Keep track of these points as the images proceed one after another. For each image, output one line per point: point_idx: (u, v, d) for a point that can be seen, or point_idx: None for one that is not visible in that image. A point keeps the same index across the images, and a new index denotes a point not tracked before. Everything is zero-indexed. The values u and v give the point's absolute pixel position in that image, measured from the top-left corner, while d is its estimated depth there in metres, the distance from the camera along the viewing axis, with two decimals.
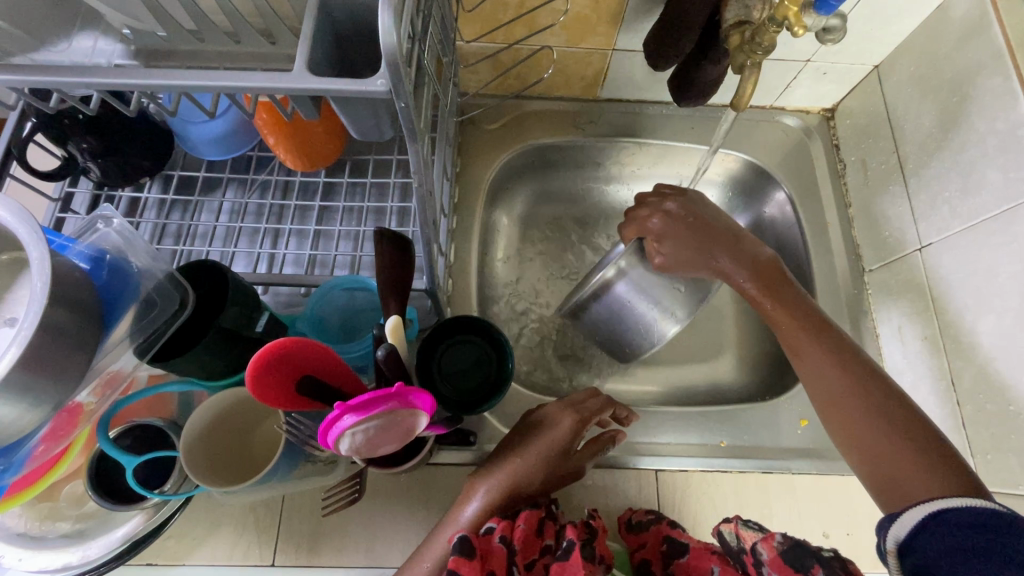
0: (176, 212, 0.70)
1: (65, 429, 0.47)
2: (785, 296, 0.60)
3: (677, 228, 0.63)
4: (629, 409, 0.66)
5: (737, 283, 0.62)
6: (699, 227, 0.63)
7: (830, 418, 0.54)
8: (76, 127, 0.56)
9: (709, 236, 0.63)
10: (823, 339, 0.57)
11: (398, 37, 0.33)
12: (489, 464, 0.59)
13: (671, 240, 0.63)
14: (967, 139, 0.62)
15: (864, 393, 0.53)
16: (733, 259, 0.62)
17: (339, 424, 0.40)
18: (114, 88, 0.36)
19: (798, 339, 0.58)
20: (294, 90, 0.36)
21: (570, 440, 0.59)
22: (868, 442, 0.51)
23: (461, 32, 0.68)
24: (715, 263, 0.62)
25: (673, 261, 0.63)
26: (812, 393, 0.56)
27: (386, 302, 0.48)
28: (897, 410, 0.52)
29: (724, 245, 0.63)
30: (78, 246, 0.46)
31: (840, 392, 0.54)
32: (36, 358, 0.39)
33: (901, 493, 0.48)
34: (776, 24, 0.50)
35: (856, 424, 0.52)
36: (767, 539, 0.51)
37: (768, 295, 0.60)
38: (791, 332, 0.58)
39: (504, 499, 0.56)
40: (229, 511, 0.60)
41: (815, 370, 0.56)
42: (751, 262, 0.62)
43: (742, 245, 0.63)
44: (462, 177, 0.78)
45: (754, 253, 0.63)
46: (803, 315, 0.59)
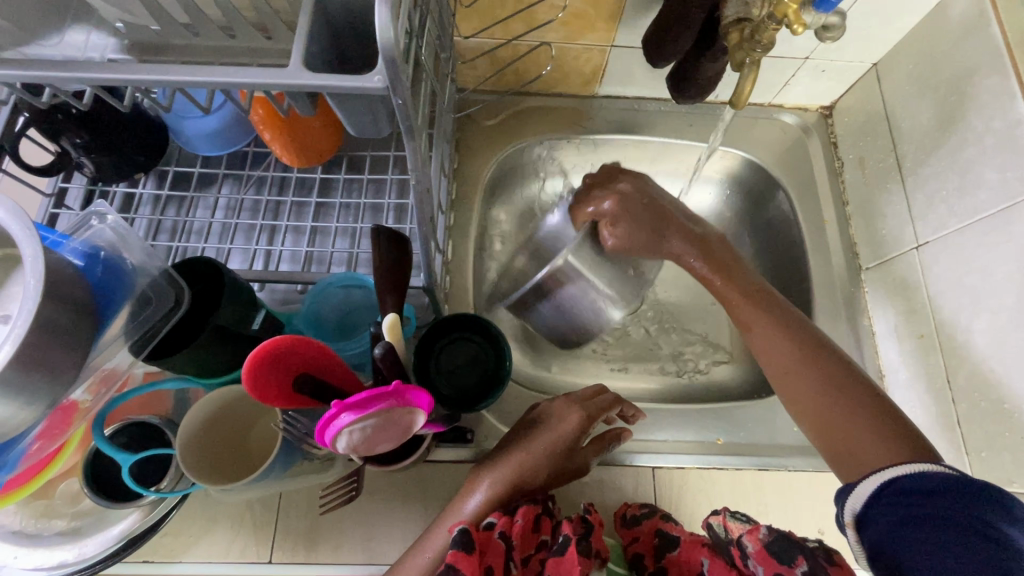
0: (172, 208, 0.69)
1: (59, 428, 0.47)
2: (733, 273, 0.62)
3: (631, 210, 0.62)
4: (637, 409, 0.66)
5: (689, 262, 0.64)
6: (648, 207, 0.63)
7: (782, 390, 0.56)
8: (68, 122, 0.55)
9: (660, 219, 0.63)
10: (772, 314, 0.59)
11: (396, 33, 0.32)
12: (492, 457, 0.59)
13: (622, 221, 0.62)
14: (964, 137, 0.62)
15: (816, 361, 0.54)
16: (681, 237, 0.63)
17: (337, 423, 0.40)
18: (108, 83, 0.36)
19: (752, 317, 0.59)
20: (290, 86, 0.35)
21: (578, 438, 0.59)
22: (822, 412, 0.52)
23: (460, 27, 0.68)
24: (669, 246, 0.64)
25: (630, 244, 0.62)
26: (765, 366, 0.58)
27: (383, 300, 0.48)
28: (846, 378, 0.53)
29: (679, 225, 0.64)
30: (72, 242, 0.46)
31: (791, 362, 0.55)
32: (30, 357, 0.39)
33: (858, 463, 0.49)
34: (775, 21, 0.50)
35: (808, 393, 0.53)
36: (753, 530, 0.49)
37: (717, 273, 0.62)
38: (742, 309, 0.60)
39: (509, 495, 0.56)
40: (226, 509, 0.59)
41: (768, 345, 0.57)
42: (700, 242, 0.64)
43: (693, 225, 0.65)
44: (459, 173, 0.77)
45: (703, 234, 0.64)
46: (753, 294, 0.60)
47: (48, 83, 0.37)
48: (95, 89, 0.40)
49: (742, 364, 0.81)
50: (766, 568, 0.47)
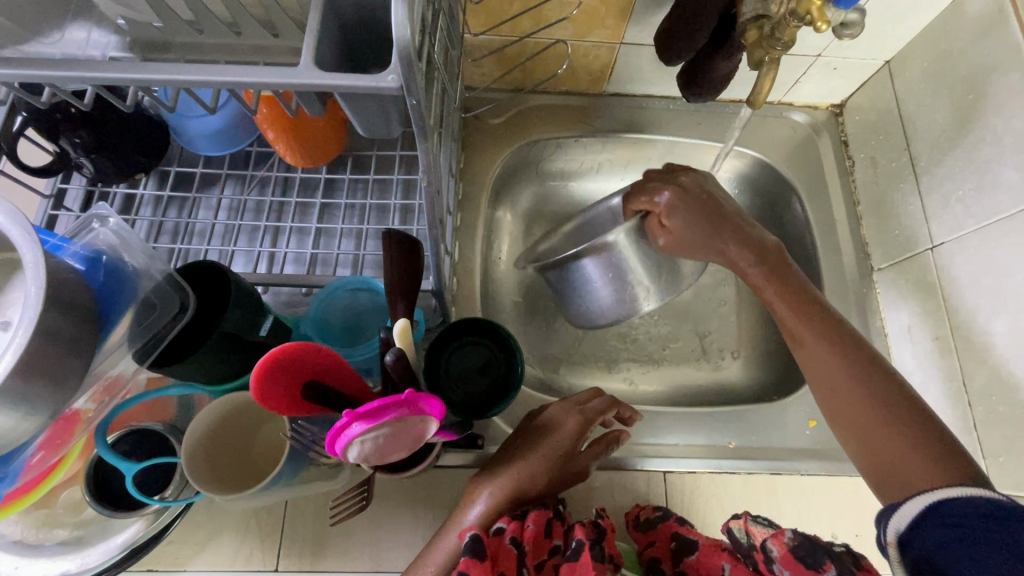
0: (173, 209, 0.68)
1: (61, 437, 0.45)
2: (789, 283, 0.58)
3: (688, 205, 0.62)
4: (634, 410, 0.65)
5: (742, 265, 0.61)
6: (700, 206, 0.62)
7: (829, 404, 0.54)
8: (68, 121, 0.54)
9: (717, 221, 0.62)
10: (822, 325, 0.55)
11: (411, 30, 0.31)
12: (491, 468, 0.58)
13: (677, 220, 0.62)
14: (981, 136, 0.61)
15: (867, 379, 0.52)
16: (734, 238, 0.61)
17: (348, 432, 0.39)
18: (112, 83, 0.35)
19: (803, 328, 0.56)
20: (301, 86, 0.34)
21: (575, 442, 0.58)
22: (868, 427, 0.50)
23: (469, 24, 0.66)
24: (723, 248, 0.62)
25: (683, 241, 0.63)
26: (813, 380, 0.55)
27: (394, 305, 0.47)
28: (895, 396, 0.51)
29: (734, 228, 0.62)
30: (74, 246, 0.45)
31: (841, 378, 0.53)
32: (32, 366, 0.37)
33: (901, 486, 0.47)
34: (797, 18, 0.49)
35: (853, 408, 0.51)
36: (777, 534, 0.48)
37: (770, 282, 0.59)
38: (790, 318, 0.57)
39: (508, 503, 0.55)
40: (231, 516, 0.58)
41: (817, 359, 0.54)
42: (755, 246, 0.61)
43: (749, 229, 0.62)
44: (465, 173, 0.76)
45: (759, 237, 0.61)
46: (805, 302, 0.57)
47: (47, 82, 0.36)
48: (96, 89, 0.39)
49: (751, 366, 0.80)
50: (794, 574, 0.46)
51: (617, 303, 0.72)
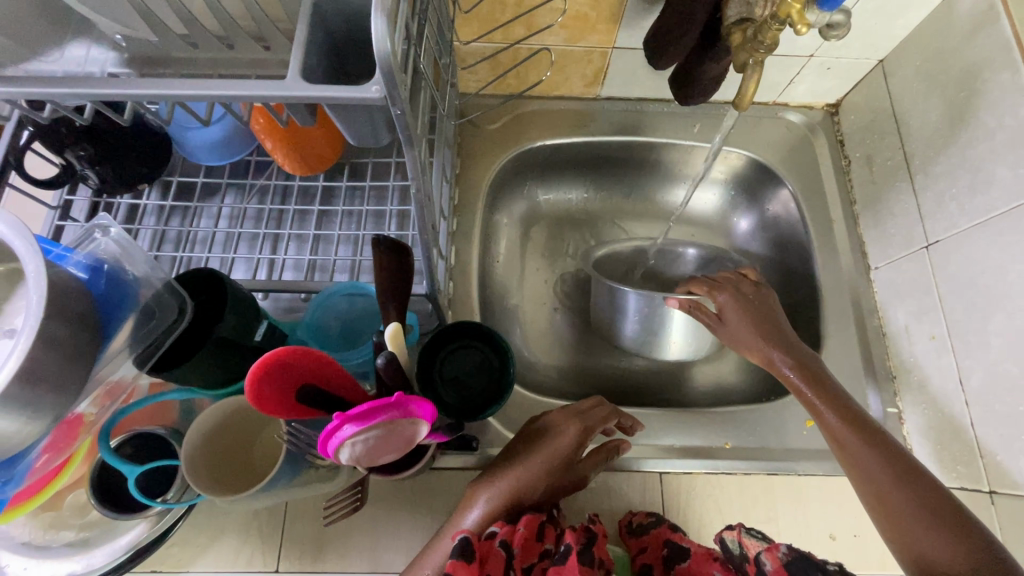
0: (176, 218, 0.70)
1: (65, 441, 0.47)
2: (829, 390, 0.56)
3: (744, 308, 0.63)
4: (633, 418, 0.66)
5: (781, 373, 0.59)
6: (759, 316, 0.62)
7: (884, 525, 0.49)
8: (72, 135, 0.56)
9: (763, 324, 0.62)
10: (870, 438, 0.52)
11: (393, 43, 0.32)
12: (490, 472, 0.58)
13: (728, 321, 0.64)
14: (974, 134, 0.61)
15: (909, 484, 0.48)
16: (783, 349, 0.59)
17: (339, 434, 0.40)
18: (107, 98, 0.36)
19: (850, 437, 0.52)
20: (289, 98, 0.35)
21: (575, 449, 0.58)
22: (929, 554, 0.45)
23: (460, 33, 0.67)
24: (766, 351, 0.60)
25: (728, 339, 0.65)
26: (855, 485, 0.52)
27: (386, 309, 0.48)
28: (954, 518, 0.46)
29: (779, 332, 0.61)
30: (76, 256, 0.45)
31: (882, 485, 0.49)
32: (35, 372, 0.39)
33: None
34: (778, 21, 0.49)
35: (910, 530, 0.47)
36: (772, 548, 0.49)
37: (811, 386, 0.56)
38: (838, 430, 0.53)
39: (505, 508, 0.55)
40: (232, 518, 0.59)
41: (868, 475, 0.50)
42: (796, 351, 0.59)
43: (787, 334, 0.61)
44: (462, 178, 0.77)
45: (802, 351, 0.59)
46: (850, 415, 0.53)
47: (49, 99, 0.37)
48: (95, 104, 0.40)
49: (748, 367, 0.80)
50: None
51: (642, 338, 0.76)
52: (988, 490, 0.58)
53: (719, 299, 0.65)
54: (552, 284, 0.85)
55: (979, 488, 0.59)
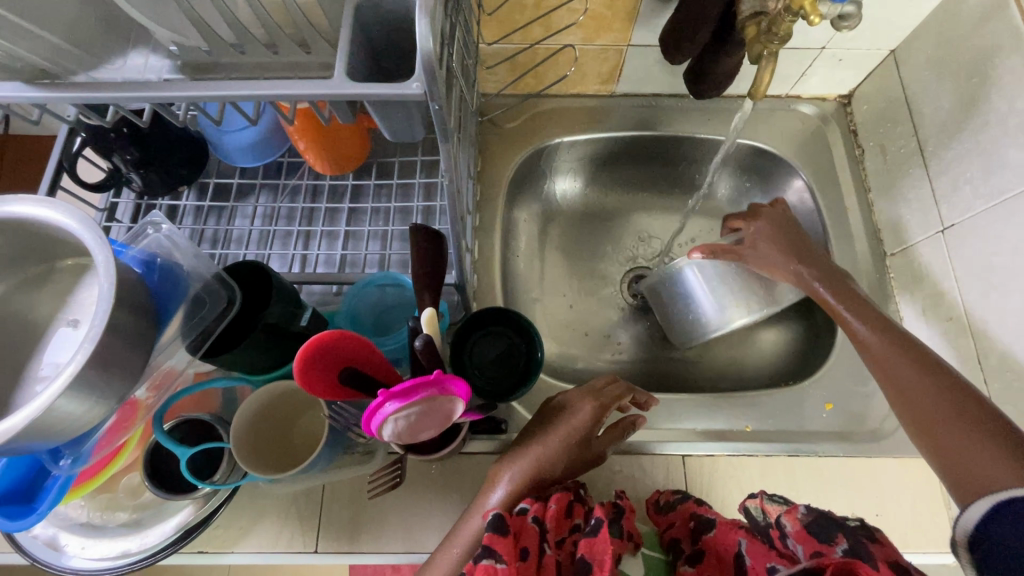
0: (213, 217, 0.73)
1: (126, 423, 0.50)
2: (863, 308, 0.61)
3: (774, 233, 0.69)
4: (648, 395, 0.68)
5: (814, 291, 0.65)
6: (790, 240, 0.68)
7: (905, 416, 0.53)
8: (119, 140, 0.60)
9: (794, 248, 0.68)
10: (900, 347, 0.56)
11: (433, 41, 0.35)
12: (512, 453, 0.60)
13: (761, 241, 0.69)
14: (986, 118, 0.62)
15: (945, 387, 0.52)
16: (814, 269, 0.66)
17: (382, 411, 0.42)
18: (169, 100, 0.39)
19: (875, 342, 0.58)
20: (336, 96, 0.38)
21: (591, 426, 0.60)
22: (937, 426, 0.50)
23: (483, 34, 0.70)
24: (798, 272, 0.66)
25: (756, 263, 0.69)
26: (884, 388, 0.56)
27: (421, 296, 0.50)
28: (964, 397, 0.51)
29: (811, 255, 0.67)
30: (132, 251, 0.50)
31: (912, 384, 0.53)
32: (103, 356, 0.42)
33: (976, 481, 0.45)
34: (791, 14, 0.51)
35: (921, 406, 0.52)
36: (791, 510, 0.51)
37: (845, 304, 0.62)
38: (864, 334, 0.59)
39: (528, 486, 0.57)
40: (274, 501, 0.62)
41: (895, 374, 0.55)
42: (829, 273, 0.65)
43: (820, 258, 0.67)
44: (483, 175, 0.80)
45: (832, 268, 0.66)
46: (886, 328, 0.58)
47: (115, 103, 0.40)
48: (153, 106, 0.44)
49: (767, 355, 0.82)
50: (807, 547, 0.48)
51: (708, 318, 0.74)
52: None
53: (755, 224, 0.70)
54: (570, 276, 0.87)
55: None
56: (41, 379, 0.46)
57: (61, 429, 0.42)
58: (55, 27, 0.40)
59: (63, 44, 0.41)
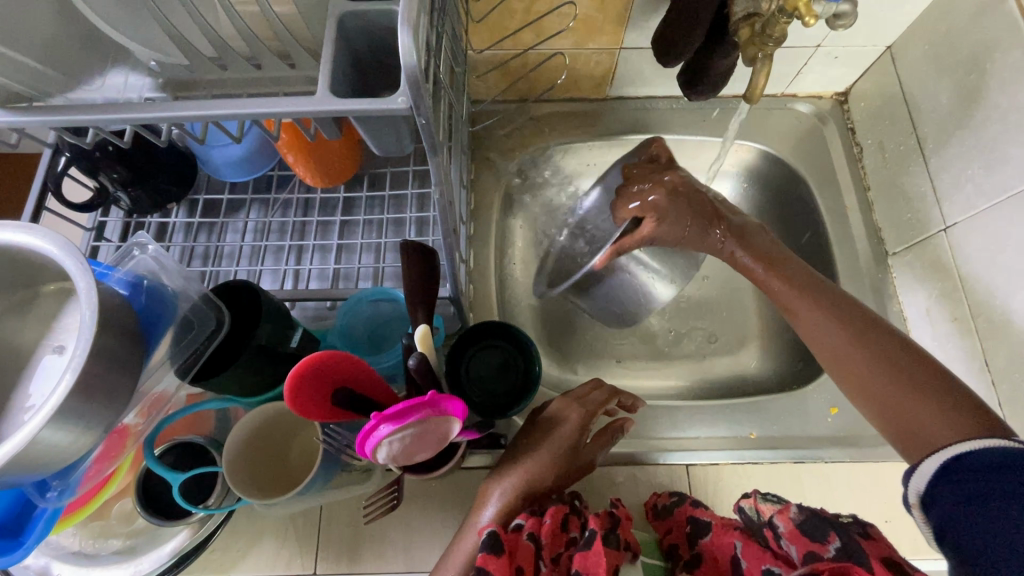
0: (203, 234, 0.72)
1: (115, 450, 0.49)
2: (778, 262, 0.62)
3: (675, 202, 0.64)
4: (634, 396, 0.66)
5: (731, 254, 0.65)
6: (692, 203, 0.65)
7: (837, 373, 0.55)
8: (107, 159, 0.58)
9: (697, 212, 0.65)
10: (815, 296, 0.58)
11: (417, 55, 0.34)
12: (502, 468, 0.59)
13: (669, 216, 0.64)
14: (986, 115, 0.61)
15: (866, 337, 0.54)
16: (727, 231, 0.65)
17: (376, 434, 0.41)
18: (150, 121, 0.38)
19: (791, 297, 0.60)
20: (319, 112, 0.37)
21: (580, 434, 0.59)
22: (875, 389, 0.51)
23: (472, 41, 0.69)
24: (708, 237, 0.65)
25: (663, 238, 0.65)
26: (813, 348, 0.57)
27: (414, 313, 0.49)
28: (896, 354, 0.52)
29: (716, 215, 0.65)
30: (117, 273, 0.48)
31: (837, 337, 0.55)
32: (88, 383, 0.41)
33: (923, 440, 0.47)
34: (785, 15, 0.50)
35: (857, 370, 0.53)
36: (783, 510, 0.48)
37: (762, 263, 0.63)
38: (786, 296, 0.60)
39: (521, 501, 0.56)
40: (271, 523, 0.61)
41: (817, 328, 0.57)
42: (744, 235, 0.65)
43: (730, 216, 0.66)
44: (476, 183, 0.79)
45: (742, 223, 0.66)
46: (801, 282, 0.60)
47: (93, 125, 0.39)
48: (134, 127, 0.42)
49: (770, 358, 0.81)
50: (800, 548, 0.46)
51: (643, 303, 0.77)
52: None
53: (655, 194, 0.64)
54: None
55: None
56: (26, 409, 0.45)
57: (47, 460, 0.41)
58: (29, 48, 0.39)
59: (39, 68, 0.39)
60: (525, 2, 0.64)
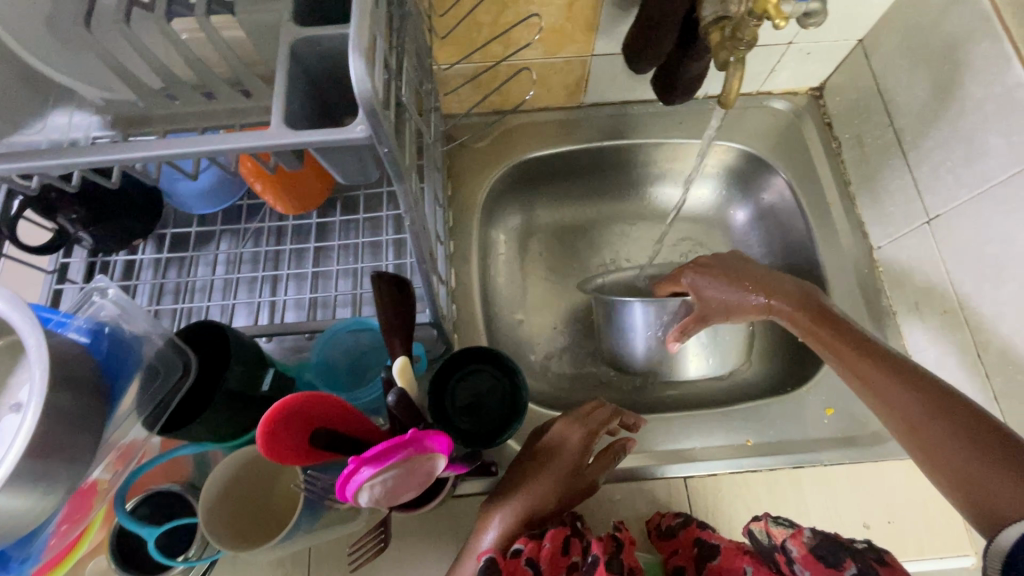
0: (173, 269, 0.69)
1: (80, 513, 0.46)
2: (839, 328, 0.57)
3: (713, 276, 0.63)
4: (637, 416, 0.64)
5: (788, 320, 0.60)
6: (732, 274, 0.62)
7: (913, 448, 0.49)
8: (64, 199, 0.56)
9: (740, 281, 0.62)
10: (880, 361, 0.53)
11: (372, 82, 0.32)
12: (500, 491, 0.57)
13: (708, 292, 0.62)
14: (962, 105, 0.60)
15: (940, 406, 0.48)
16: (779, 298, 0.61)
17: (357, 478, 0.39)
18: (97, 165, 0.36)
19: (858, 364, 0.54)
20: (275, 146, 0.35)
21: (581, 456, 0.57)
22: (958, 466, 0.45)
23: (440, 56, 0.68)
24: (760, 304, 0.61)
25: (720, 315, 0.63)
26: (884, 419, 0.52)
27: (392, 344, 0.47)
28: (970, 422, 0.46)
29: (764, 283, 0.62)
30: (77, 321, 0.44)
31: (908, 407, 0.49)
32: (44, 444, 0.38)
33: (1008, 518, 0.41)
34: (755, 17, 0.49)
35: (929, 442, 0.47)
36: (796, 534, 0.49)
37: (819, 327, 0.58)
38: (853, 362, 0.54)
39: (520, 526, 0.54)
40: (257, 567, 0.58)
41: (885, 396, 0.51)
42: (794, 298, 0.60)
43: (780, 284, 0.61)
44: (454, 200, 0.77)
45: (801, 289, 0.61)
46: (864, 346, 0.54)
47: (38, 171, 0.37)
48: (81, 169, 0.40)
49: (761, 359, 0.80)
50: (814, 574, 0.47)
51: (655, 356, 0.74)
52: None
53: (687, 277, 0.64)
54: (553, 293, 0.85)
55: None
56: None
57: (4, 530, 0.38)
58: None
59: None
60: (491, 14, 0.63)
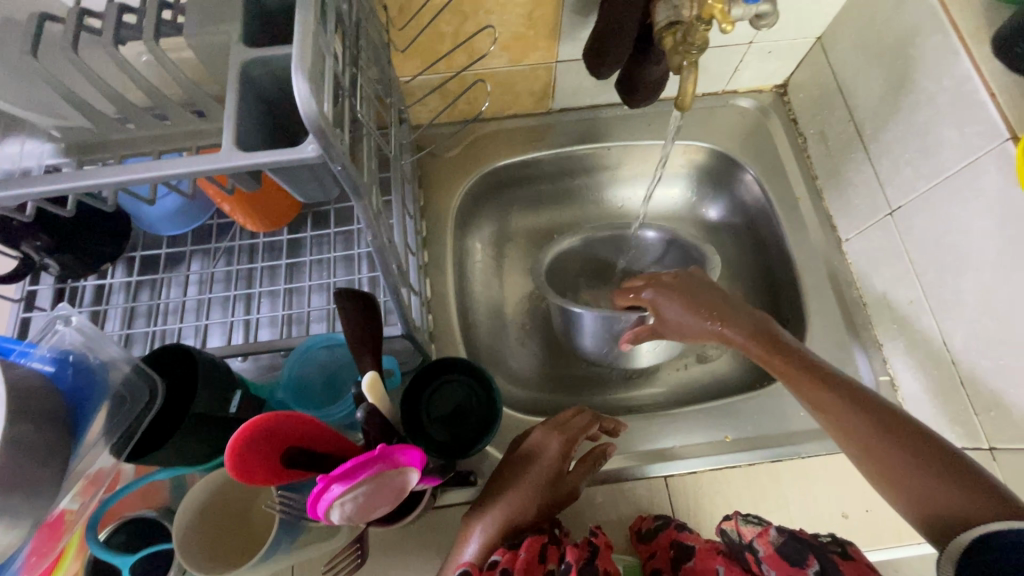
0: (144, 291, 0.68)
1: (48, 545, 0.45)
2: (789, 355, 0.55)
3: (673, 292, 0.62)
4: (616, 421, 0.65)
5: (741, 347, 0.58)
6: (689, 294, 0.61)
7: (874, 474, 0.48)
8: (26, 228, 0.55)
9: (695, 301, 0.60)
10: (832, 386, 0.51)
11: (318, 102, 0.32)
12: (481, 503, 0.57)
13: (667, 311, 0.61)
14: (916, 98, 0.62)
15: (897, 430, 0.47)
16: (733, 321, 0.58)
17: (327, 496, 0.39)
18: (53, 194, 0.35)
19: (813, 393, 0.52)
20: (226, 169, 0.35)
21: (561, 464, 0.57)
22: (924, 491, 0.44)
23: (405, 68, 0.68)
24: (715, 327, 0.59)
25: (674, 333, 0.62)
26: (840, 443, 0.50)
27: (361, 358, 0.47)
28: (933, 449, 0.46)
29: (721, 303, 0.60)
30: (40, 350, 0.45)
31: (866, 432, 0.48)
32: (6, 477, 0.37)
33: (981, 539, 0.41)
34: (704, 22, 0.50)
35: (890, 466, 0.46)
36: (763, 534, 0.50)
37: (770, 353, 0.56)
38: (806, 390, 0.52)
39: (502, 536, 0.54)
40: None
41: (844, 423, 0.50)
42: (747, 321, 0.58)
43: (733, 307, 0.60)
44: (426, 210, 0.77)
45: (753, 316, 0.59)
46: (815, 371, 0.53)
47: None
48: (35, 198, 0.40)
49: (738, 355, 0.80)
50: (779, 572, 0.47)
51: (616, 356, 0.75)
52: (988, 447, 0.58)
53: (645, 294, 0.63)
54: (530, 298, 0.85)
55: (979, 446, 0.58)
56: None
57: None
58: None
59: None
60: (453, 25, 0.64)
